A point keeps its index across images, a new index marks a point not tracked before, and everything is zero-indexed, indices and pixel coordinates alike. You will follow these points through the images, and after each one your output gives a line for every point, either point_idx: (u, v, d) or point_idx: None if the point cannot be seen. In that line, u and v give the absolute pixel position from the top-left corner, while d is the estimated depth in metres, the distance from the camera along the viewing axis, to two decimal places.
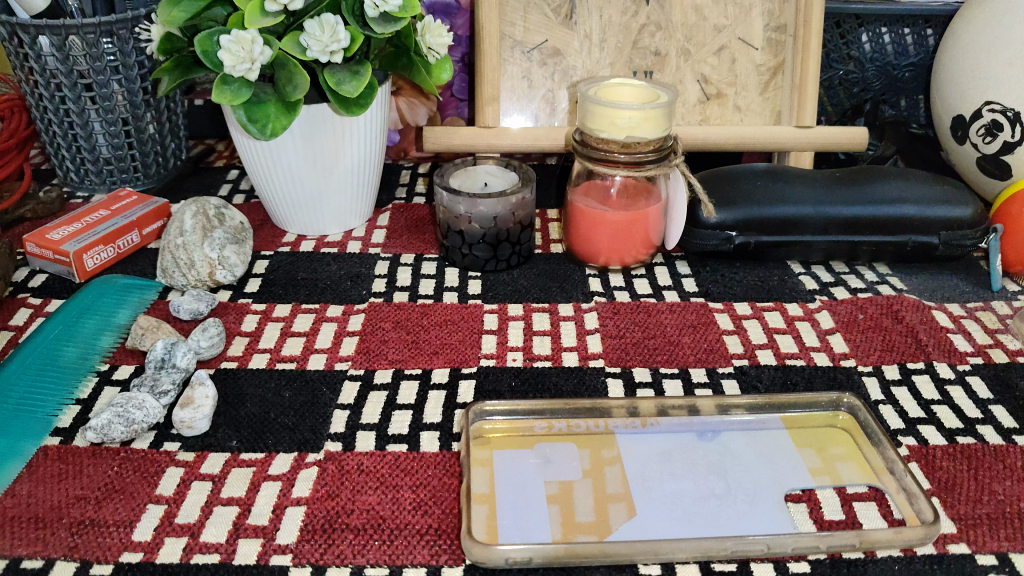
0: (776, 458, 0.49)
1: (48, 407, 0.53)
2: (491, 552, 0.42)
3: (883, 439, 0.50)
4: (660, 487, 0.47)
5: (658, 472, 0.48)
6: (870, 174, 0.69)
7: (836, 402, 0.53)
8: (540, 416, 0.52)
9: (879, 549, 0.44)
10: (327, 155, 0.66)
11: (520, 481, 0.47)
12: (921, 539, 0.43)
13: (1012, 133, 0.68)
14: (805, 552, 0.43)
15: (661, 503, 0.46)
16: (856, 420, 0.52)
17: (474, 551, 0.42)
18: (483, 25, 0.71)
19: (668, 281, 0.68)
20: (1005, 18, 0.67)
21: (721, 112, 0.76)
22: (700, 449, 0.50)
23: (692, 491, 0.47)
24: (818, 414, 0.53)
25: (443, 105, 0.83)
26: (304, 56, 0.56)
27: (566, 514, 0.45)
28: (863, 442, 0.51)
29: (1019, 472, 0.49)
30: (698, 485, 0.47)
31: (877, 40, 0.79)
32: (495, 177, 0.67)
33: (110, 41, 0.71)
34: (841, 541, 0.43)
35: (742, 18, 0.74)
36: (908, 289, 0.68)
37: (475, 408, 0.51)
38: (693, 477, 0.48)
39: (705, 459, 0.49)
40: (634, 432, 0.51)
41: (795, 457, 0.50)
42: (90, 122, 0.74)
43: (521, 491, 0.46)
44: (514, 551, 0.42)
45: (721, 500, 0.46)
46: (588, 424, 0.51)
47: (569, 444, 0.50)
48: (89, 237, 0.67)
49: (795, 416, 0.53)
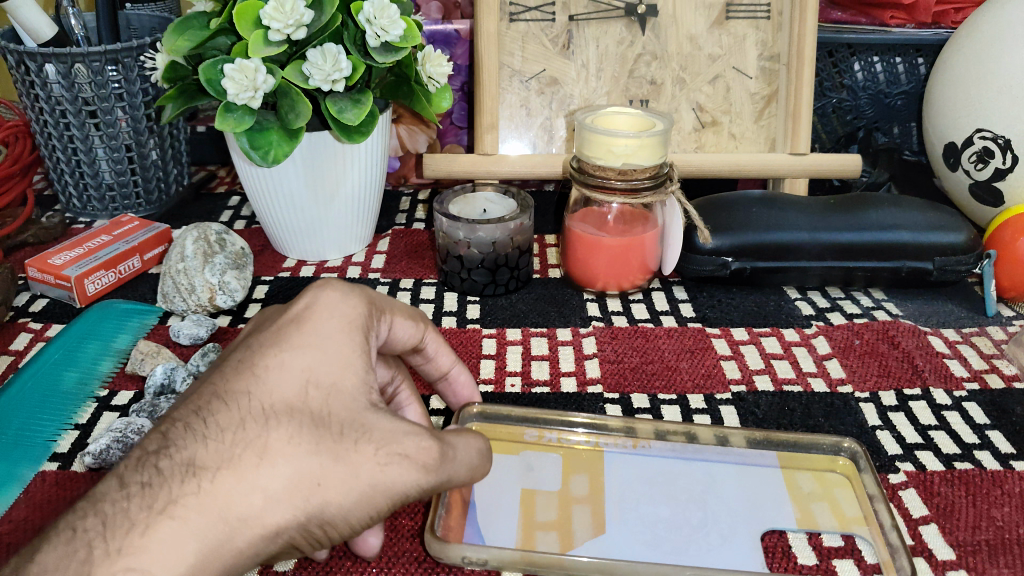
0: (764, 497, 0.49)
1: (47, 433, 0.53)
2: (449, 549, 0.42)
3: (872, 487, 0.48)
4: (636, 510, 0.47)
5: (637, 494, 0.48)
6: (864, 201, 0.69)
7: (836, 447, 0.51)
8: (533, 424, 0.53)
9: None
10: (328, 183, 0.67)
11: (502, 490, 0.48)
12: None
13: (1003, 160, 0.69)
14: None
15: (634, 526, 0.46)
16: (856, 466, 0.50)
17: (434, 547, 0.43)
18: (482, 55, 0.73)
19: (666, 307, 0.69)
20: (995, 48, 0.68)
21: (717, 140, 0.77)
22: (684, 475, 0.50)
23: (666, 517, 0.47)
24: (818, 456, 0.51)
25: (443, 133, 0.84)
26: (307, 85, 0.57)
27: (542, 528, 0.46)
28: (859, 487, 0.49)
29: (1017, 498, 0.49)
30: (676, 513, 0.47)
31: (869, 69, 0.81)
32: (494, 204, 0.68)
33: (115, 69, 0.72)
34: None
35: (737, 47, 0.75)
36: (904, 315, 0.68)
37: (466, 410, 0.52)
38: (672, 504, 0.47)
39: (689, 487, 0.49)
40: (627, 452, 0.52)
41: (783, 488, 0.49)
42: (94, 148, 0.75)
43: (500, 499, 0.48)
44: (472, 552, 0.43)
45: (694, 529, 0.46)
46: (580, 439, 0.52)
47: (555, 456, 0.51)
48: (90, 263, 0.67)
49: (794, 454, 0.51)
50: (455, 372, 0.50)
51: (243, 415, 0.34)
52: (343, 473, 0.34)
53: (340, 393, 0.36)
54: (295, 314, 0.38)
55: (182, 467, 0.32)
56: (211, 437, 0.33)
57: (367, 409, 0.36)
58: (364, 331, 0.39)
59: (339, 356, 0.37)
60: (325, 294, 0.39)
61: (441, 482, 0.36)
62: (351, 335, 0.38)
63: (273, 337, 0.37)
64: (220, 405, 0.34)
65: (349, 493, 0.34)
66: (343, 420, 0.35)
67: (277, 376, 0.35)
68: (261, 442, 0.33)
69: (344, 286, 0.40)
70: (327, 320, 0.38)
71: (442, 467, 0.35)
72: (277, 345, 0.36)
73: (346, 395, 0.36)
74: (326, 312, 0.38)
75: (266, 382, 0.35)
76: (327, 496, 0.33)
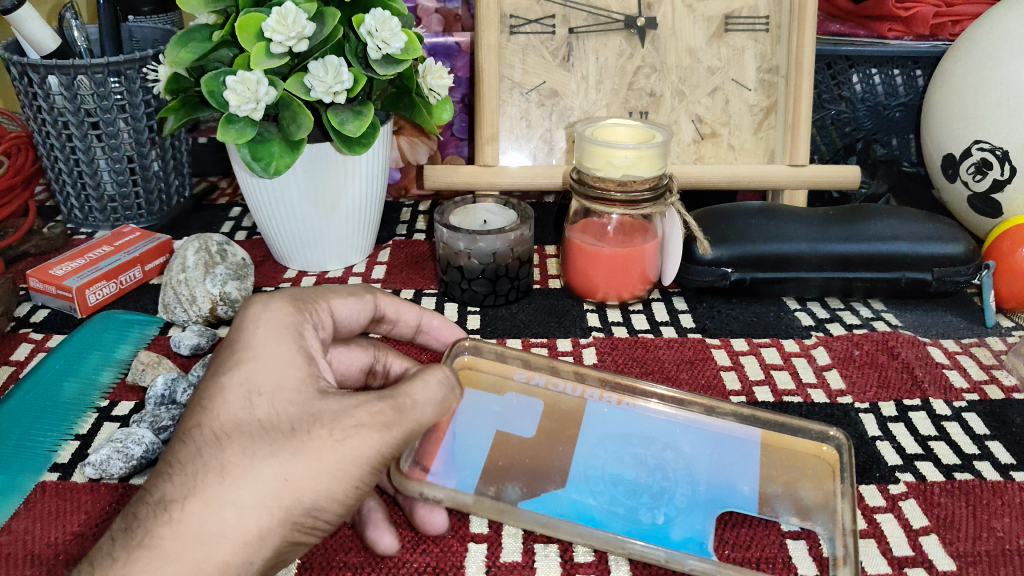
0: (730, 467, 0.50)
1: (47, 443, 0.53)
2: (410, 481, 0.45)
3: (847, 496, 0.47)
4: (599, 469, 0.49)
5: (605, 454, 0.50)
6: (863, 212, 0.70)
7: (823, 435, 0.51)
8: (526, 367, 0.56)
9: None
10: (329, 194, 0.67)
11: (476, 426, 0.51)
12: None
13: (1001, 171, 0.69)
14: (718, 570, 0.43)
15: (593, 483, 0.48)
16: (840, 459, 0.50)
17: (398, 479, 0.45)
18: (483, 67, 0.73)
19: (666, 318, 0.69)
20: (992, 60, 0.69)
21: (716, 151, 0.78)
22: (658, 440, 0.51)
23: (625, 483, 0.48)
24: (805, 441, 0.52)
25: (443, 145, 0.85)
26: (308, 97, 0.58)
27: (505, 471, 0.48)
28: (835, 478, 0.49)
29: (1017, 508, 0.49)
30: (638, 479, 0.48)
31: (867, 81, 0.81)
32: (494, 216, 0.69)
33: (117, 81, 0.72)
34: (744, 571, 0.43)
35: (736, 60, 0.76)
36: (904, 325, 0.68)
37: (457, 345, 0.55)
38: (636, 468, 0.49)
39: (657, 453, 0.50)
40: (610, 411, 0.53)
41: (753, 458, 0.51)
42: (96, 159, 0.75)
43: (471, 434, 0.51)
44: (431, 487, 0.45)
45: (651, 495, 0.47)
46: (566, 389, 0.55)
47: (537, 403, 0.53)
48: (92, 273, 0.67)
49: (780, 436, 0.52)
50: (426, 320, 0.55)
51: (199, 445, 0.37)
52: (304, 462, 0.36)
53: (284, 390, 0.38)
54: (229, 337, 0.41)
55: (156, 505, 0.35)
56: (176, 472, 0.36)
57: (313, 397, 0.38)
58: (295, 330, 0.42)
59: (276, 358, 0.39)
60: (251, 310, 0.42)
61: (406, 433, 0.38)
62: (283, 337, 0.41)
63: (214, 366, 0.40)
64: (179, 443, 0.37)
65: (316, 476, 0.36)
66: (294, 417, 0.37)
67: (221, 399, 0.38)
68: (219, 462, 0.36)
69: (267, 297, 0.43)
70: (257, 330, 0.41)
71: (401, 420, 0.38)
72: (218, 371, 0.39)
73: (290, 390, 0.38)
74: (254, 325, 0.41)
75: (213, 408, 0.38)
76: (298, 487, 0.36)
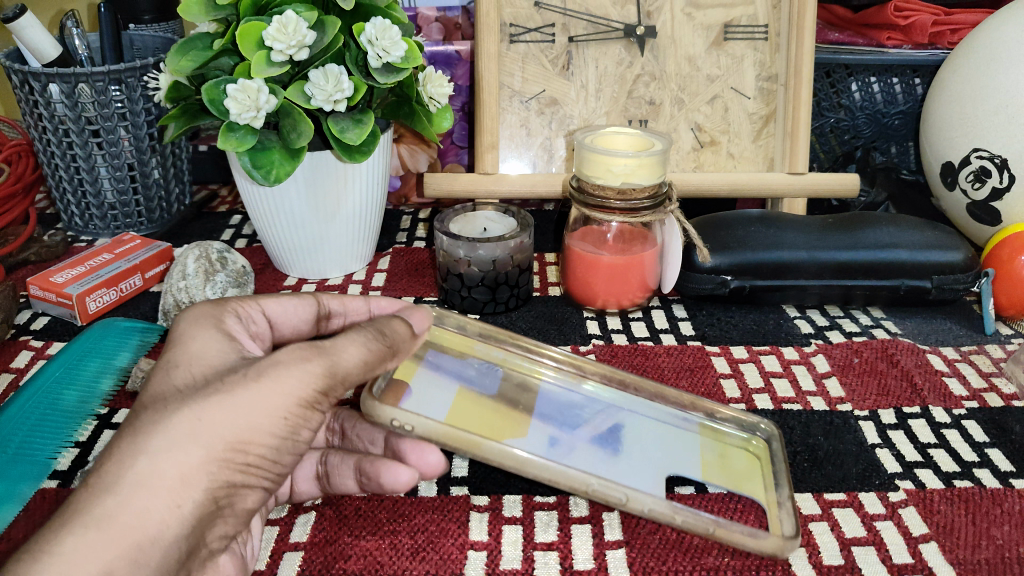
0: (674, 447, 0.50)
1: (47, 451, 0.53)
2: (380, 408, 0.44)
3: (780, 477, 0.49)
4: (558, 428, 0.48)
5: (562, 417, 0.50)
6: (862, 221, 0.70)
7: (754, 427, 0.52)
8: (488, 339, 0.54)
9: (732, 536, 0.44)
10: (329, 201, 0.67)
11: (442, 376, 0.50)
12: (775, 548, 0.43)
13: (1000, 179, 0.69)
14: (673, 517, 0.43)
15: (554, 437, 0.47)
16: (769, 448, 0.51)
17: (368, 405, 0.44)
18: (483, 75, 0.73)
19: (665, 325, 0.69)
20: (990, 69, 0.69)
21: (715, 159, 0.78)
22: (610, 413, 0.51)
23: (582, 438, 0.48)
24: (735, 434, 0.52)
25: (443, 153, 0.85)
26: (309, 105, 0.58)
27: (469, 415, 0.46)
28: (767, 463, 0.50)
29: (1017, 516, 0.49)
30: (595, 440, 0.48)
31: (866, 89, 0.81)
32: (494, 223, 0.69)
33: (118, 89, 0.72)
34: (695, 519, 0.43)
35: (735, 68, 0.76)
36: (903, 333, 0.68)
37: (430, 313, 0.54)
38: (592, 432, 0.49)
39: (612, 424, 0.50)
40: (562, 385, 0.53)
41: (692, 441, 0.51)
42: (96, 167, 0.75)
43: (437, 382, 0.49)
44: (402, 414, 0.44)
45: (609, 453, 0.47)
46: (524, 364, 0.54)
47: (495, 370, 0.53)
48: (92, 281, 0.67)
49: (717, 429, 0.52)
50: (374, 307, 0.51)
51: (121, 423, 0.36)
52: (220, 404, 0.35)
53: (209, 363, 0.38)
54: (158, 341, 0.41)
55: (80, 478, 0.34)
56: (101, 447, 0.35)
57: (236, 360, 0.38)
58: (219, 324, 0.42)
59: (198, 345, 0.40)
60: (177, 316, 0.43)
61: (329, 367, 0.38)
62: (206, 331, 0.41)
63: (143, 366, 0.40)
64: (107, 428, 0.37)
65: (231, 415, 0.35)
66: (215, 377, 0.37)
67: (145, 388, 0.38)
68: (135, 426, 0.35)
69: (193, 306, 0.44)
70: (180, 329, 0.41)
71: (323, 355, 0.38)
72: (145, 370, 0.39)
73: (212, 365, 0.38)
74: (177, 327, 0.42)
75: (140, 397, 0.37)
76: (212, 427, 0.35)
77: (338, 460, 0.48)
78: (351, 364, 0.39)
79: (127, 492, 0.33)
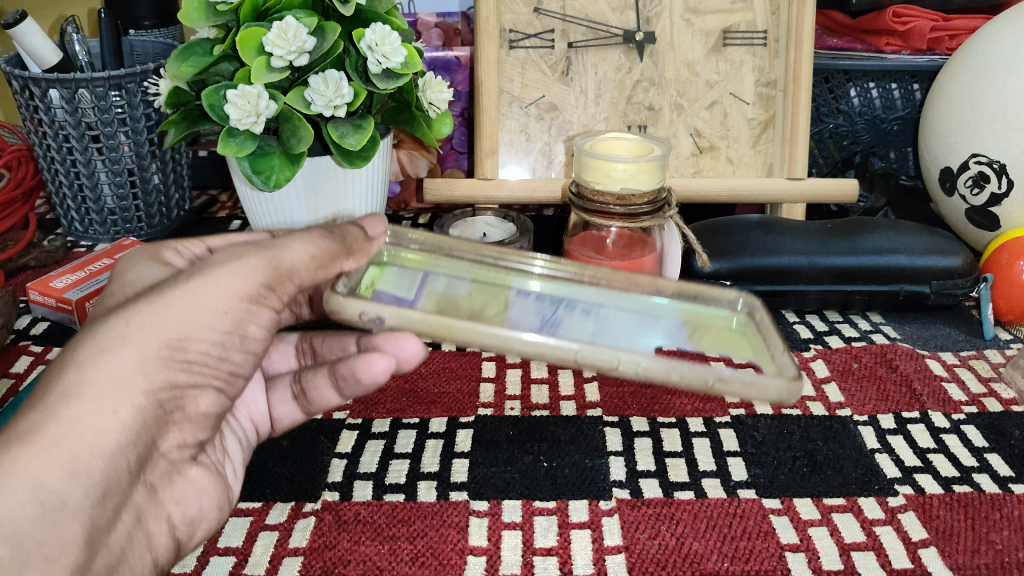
0: (658, 325, 0.49)
1: None
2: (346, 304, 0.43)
3: (778, 345, 0.47)
4: (536, 318, 0.47)
5: (539, 311, 0.48)
6: (861, 226, 0.70)
7: (732, 303, 0.51)
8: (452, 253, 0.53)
9: (733, 393, 0.42)
10: (328, 207, 0.67)
11: (409, 286, 0.49)
12: (781, 392, 0.42)
13: (999, 184, 0.69)
14: (669, 372, 0.41)
15: (533, 323, 0.46)
16: (752, 322, 0.50)
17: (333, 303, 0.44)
18: (483, 81, 0.74)
19: None
20: (988, 75, 0.69)
21: (714, 164, 0.78)
22: (586, 306, 0.49)
23: (564, 326, 0.46)
24: (715, 312, 0.51)
25: (443, 158, 0.85)
26: (309, 110, 0.58)
27: (443, 310, 0.46)
28: (756, 340, 0.49)
29: (1016, 521, 0.49)
30: (574, 327, 0.46)
31: (865, 95, 0.81)
32: (494, 228, 0.69)
33: (118, 95, 0.72)
34: (694, 374, 0.41)
35: (734, 74, 0.76)
36: (902, 338, 0.69)
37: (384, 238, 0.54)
38: (572, 321, 0.47)
39: (589, 314, 0.48)
40: (532, 286, 0.52)
41: (677, 324, 0.50)
42: (96, 172, 0.75)
43: (404, 289, 0.48)
44: (371, 308, 0.43)
45: (590, 335, 0.45)
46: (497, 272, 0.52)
47: (463, 278, 0.51)
48: (91, 286, 0.67)
49: (693, 311, 0.51)
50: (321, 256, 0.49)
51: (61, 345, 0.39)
52: (151, 306, 0.38)
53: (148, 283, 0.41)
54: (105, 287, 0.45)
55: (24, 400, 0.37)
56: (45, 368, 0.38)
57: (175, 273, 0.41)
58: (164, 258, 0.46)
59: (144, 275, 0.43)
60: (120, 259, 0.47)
61: (271, 258, 0.42)
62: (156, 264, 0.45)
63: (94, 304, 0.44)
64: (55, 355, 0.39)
65: (161, 311, 0.38)
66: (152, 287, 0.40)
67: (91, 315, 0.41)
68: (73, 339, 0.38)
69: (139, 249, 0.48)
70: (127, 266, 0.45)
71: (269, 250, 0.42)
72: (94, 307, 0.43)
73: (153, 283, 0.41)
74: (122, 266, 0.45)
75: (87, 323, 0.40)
76: (143, 323, 0.37)
77: (312, 377, 0.52)
78: (298, 262, 0.43)
79: (61, 402, 0.35)
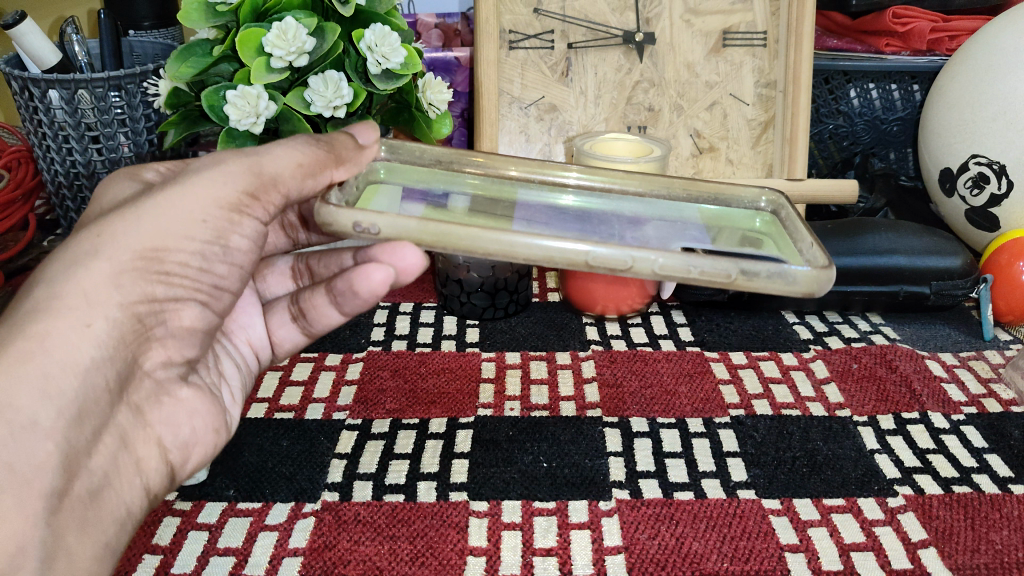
0: (679, 224, 0.47)
1: None
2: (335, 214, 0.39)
3: (803, 236, 0.45)
4: (546, 223, 0.44)
5: (550, 215, 0.46)
6: (861, 226, 0.70)
7: (756, 201, 0.50)
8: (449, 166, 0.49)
9: (753, 285, 0.39)
10: None
11: (403, 199, 0.45)
12: (811, 285, 0.40)
13: (999, 185, 0.70)
14: (686, 270, 0.39)
15: (545, 227, 0.43)
16: (777, 218, 0.48)
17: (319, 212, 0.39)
18: (483, 81, 0.73)
19: (664, 331, 0.69)
20: (988, 76, 0.69)
21: (714, 165, 0.78)
22: (598, 212, 0.47)
23: (575, 228, 0.44)
24: (738, 212, 0.49)
25: None
26: (308, 111, 0.58)
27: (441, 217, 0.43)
28: (784, 237, 0.46)
29: (1016, 521, 0.49)
30: (587, 229, 0.44)
31: (865, 96, 0.81)
32: None
33: (118, 95, 0.72)
34: (714, 269, 0.39)
35: (734, 75, 0.76)
36: (902, 338, 0.69)
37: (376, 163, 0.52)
38: (584, 226, 0.45)
39: (601, 219, 0.46)
40: (540, 193, 0.49)
41: (701, 229, 0.46)
42: (96, 172, 0.75)
43: (397, 203, 0.44)
44: (365, 216, 0.39)
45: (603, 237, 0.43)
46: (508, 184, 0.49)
47: (463, 183, 0.48)
48: None
49: (712, 210, 0.49)
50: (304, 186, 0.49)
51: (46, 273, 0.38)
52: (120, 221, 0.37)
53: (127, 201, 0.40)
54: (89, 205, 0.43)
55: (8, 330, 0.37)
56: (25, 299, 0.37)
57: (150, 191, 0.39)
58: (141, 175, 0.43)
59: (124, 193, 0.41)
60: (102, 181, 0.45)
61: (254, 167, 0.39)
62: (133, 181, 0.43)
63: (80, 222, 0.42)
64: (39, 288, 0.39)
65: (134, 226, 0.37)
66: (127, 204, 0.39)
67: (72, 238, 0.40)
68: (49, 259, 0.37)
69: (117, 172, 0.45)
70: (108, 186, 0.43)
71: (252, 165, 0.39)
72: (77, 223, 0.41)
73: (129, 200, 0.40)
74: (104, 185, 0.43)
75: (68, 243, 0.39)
76: (113, 233, 0.36)
77: (311, 297, 0.51)
78: (283, 169, 0.40)
79: (27, 320, 0.34)
